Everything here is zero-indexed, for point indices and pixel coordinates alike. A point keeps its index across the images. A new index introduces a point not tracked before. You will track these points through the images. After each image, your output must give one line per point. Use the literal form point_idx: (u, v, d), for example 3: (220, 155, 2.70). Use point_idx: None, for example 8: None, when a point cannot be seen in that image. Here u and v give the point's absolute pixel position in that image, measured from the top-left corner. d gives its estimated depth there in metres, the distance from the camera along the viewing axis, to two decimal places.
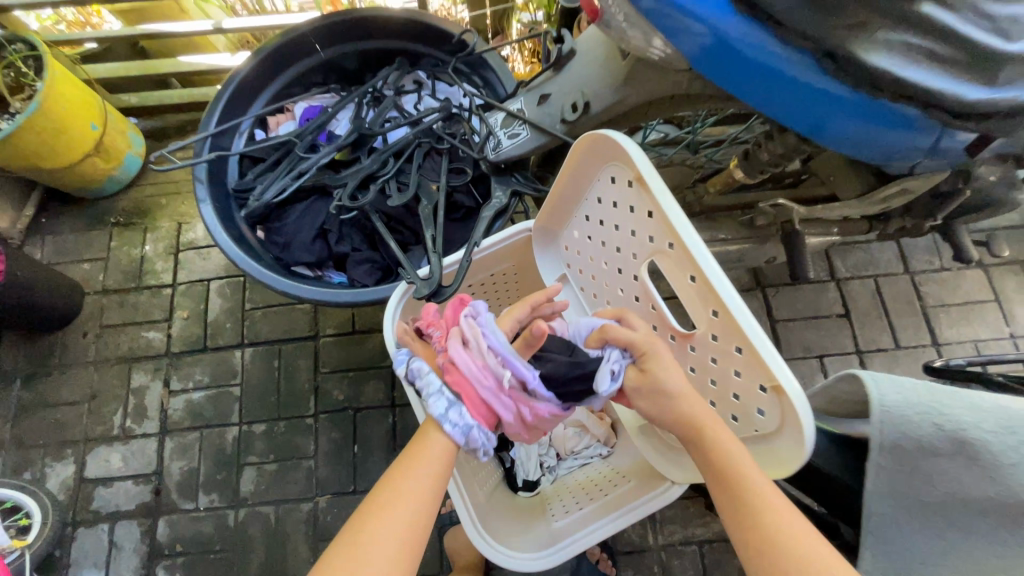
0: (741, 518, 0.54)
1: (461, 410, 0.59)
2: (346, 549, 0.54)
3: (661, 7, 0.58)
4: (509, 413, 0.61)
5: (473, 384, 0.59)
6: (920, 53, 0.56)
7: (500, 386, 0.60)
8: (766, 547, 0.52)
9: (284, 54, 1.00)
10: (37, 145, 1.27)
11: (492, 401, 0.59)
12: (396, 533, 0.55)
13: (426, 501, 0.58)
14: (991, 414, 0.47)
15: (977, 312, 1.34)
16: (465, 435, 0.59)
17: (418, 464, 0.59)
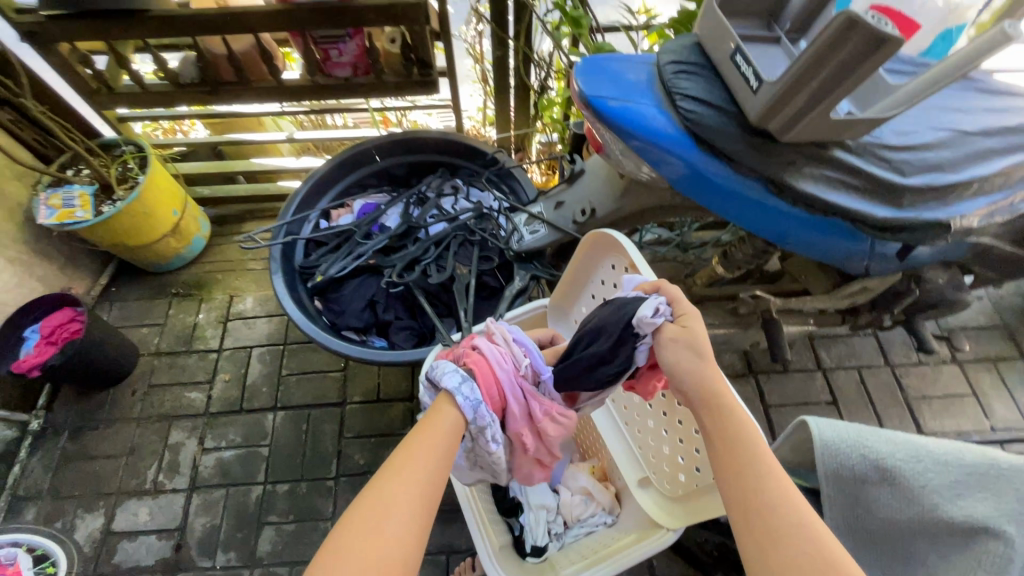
0: (744, 471, 0.56)
1: (473, 385, 0.66)
2: (364, 503, 0.55)
3: (648, 147, 0.79)
4: (519, 397, 0.70)
5: (495, 363, 0.69)
6: (841, 183, 0.76)
7: (517, 371, 0.71)
8: (759, 501, 0.54)
9: (350, 163, 1.25)
10: (127, 228, 1.48)
11: (508, 379, 0.69)
12: (410, 486, 0.56)
13: (440, 464, 0.59)
14: (906, 446, 0.56)
15: (957, 404, 1.43)
16: (474, 407, 0.64)
17: (436, 430, 0.61)
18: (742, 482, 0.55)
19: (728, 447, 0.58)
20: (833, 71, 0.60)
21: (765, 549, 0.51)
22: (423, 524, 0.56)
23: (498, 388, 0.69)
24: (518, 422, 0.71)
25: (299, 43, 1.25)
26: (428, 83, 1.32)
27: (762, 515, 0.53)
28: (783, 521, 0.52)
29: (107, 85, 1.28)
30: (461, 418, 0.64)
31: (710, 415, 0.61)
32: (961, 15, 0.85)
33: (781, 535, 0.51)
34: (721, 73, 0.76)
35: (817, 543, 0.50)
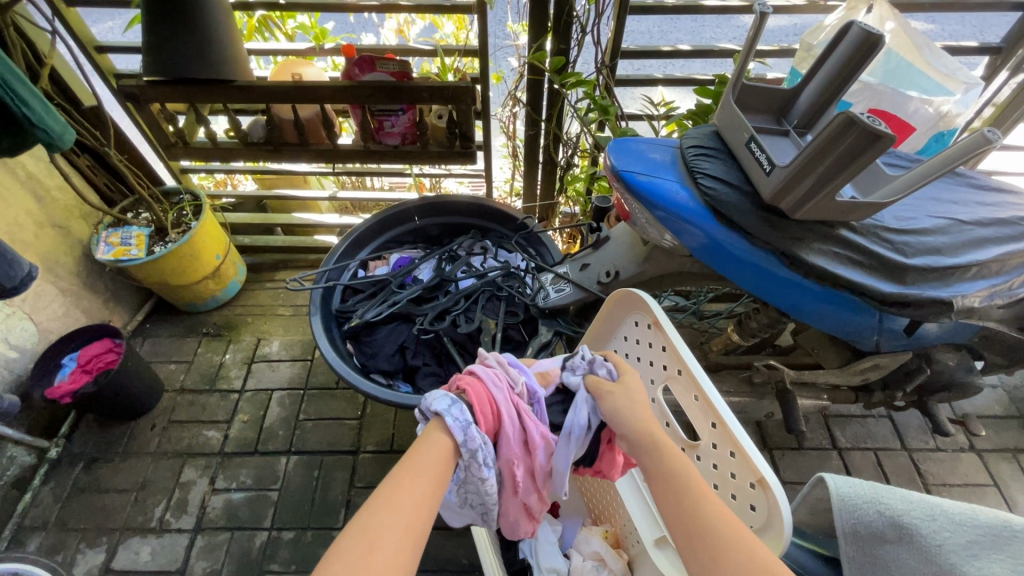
0: (683, 496, 0.58)
1: (462, 407, 0.67)
2: (354, 540, 0.52)
3: (671, 218, 0.88)
4: (513, 412, 0.71)
5: (489, 384, 0.72)
6: (846, 258, 0.83)
7: (510, 391, 0.73)
8: (695, 520, 0.56)
9: (391, 220, 1.37)
10: (174, 269, 1.57)
11: (502, 399, 0.71)
12: (401, 518, 0.55)
13: (427, 493, 0.59)
14: (921, 504, 0.59)
15: (979, 494, 1.40)
16: (464, 429, 0.65)
17: (420, 461, 0.62)
18: (677, 506, 0.58)
19: (661, 478, 0.62)
20: (832, 163, 0.68)
21: (710, 566, 0.52)
22: (415, 548, 0.54)
23: (492, 408, 0.70)
24: (512, 447, 0.71)
25: (357, 114, 1.41)
26: (467, 154, 1.46)
27: (698, 532, 0.55)
28: (720, 535, 0.54)
29: (184, 139, 1.44)
30: (450, 441, 0.65)
31: (647, 455, 0.65)
32: (949, 121, 1.03)
33: (717, 551, 0.53)
34: (737, 156, 0.86)
35: (751, 552, 0.52)
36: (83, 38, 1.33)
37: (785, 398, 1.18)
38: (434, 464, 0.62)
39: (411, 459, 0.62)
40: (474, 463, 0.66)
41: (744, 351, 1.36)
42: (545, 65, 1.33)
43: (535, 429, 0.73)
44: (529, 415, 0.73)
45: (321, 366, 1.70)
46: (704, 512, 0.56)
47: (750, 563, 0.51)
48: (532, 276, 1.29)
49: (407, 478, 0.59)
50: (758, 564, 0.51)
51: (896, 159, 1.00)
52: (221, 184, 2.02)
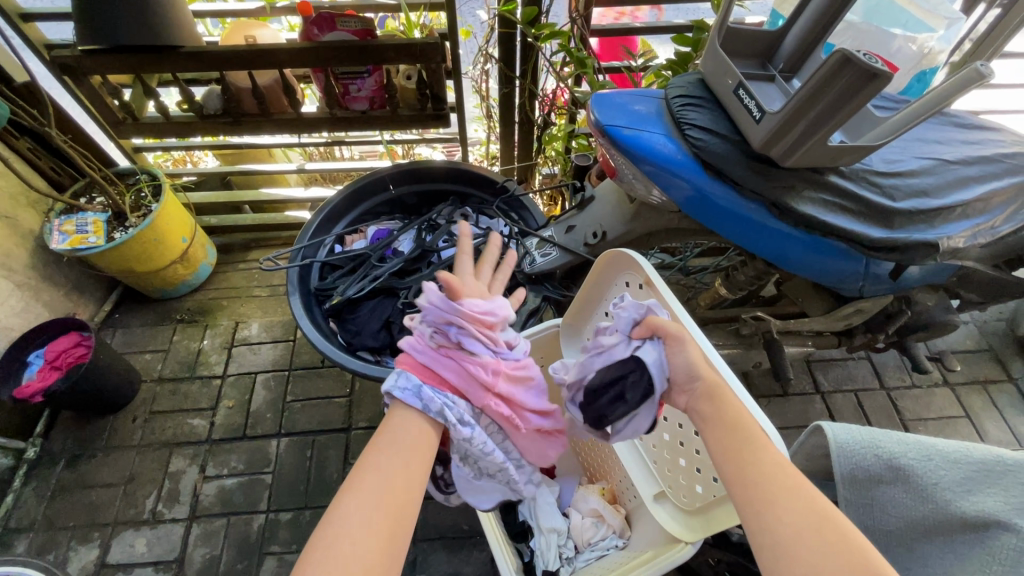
0: (737, 451, 0.58)
1: (406, 378, 0.67)
2: (336, 526, 0.52)
3: (659, 172, 0.85)
4: (450, 366, 0.69)
5: (412, 353, 0.69)
6: (836, 206, 0.82)
7: (438, 348, 0.70)
8: (751, 473, 0.56)
9: (365, 190, 1.32)
10: (137, 254, 1.48)
11: (431, 359, 0.69)
12: (376, 496, 0.55)
13: (401, 467, 0.59)
14: (916, 445, 0.60)
15: (952, 426, 1.46)
16: (417, 394, 0.65)
17: (389, 438, 0.61)
18: (739, 457, 0.58)
19: (723, 427, 0.61)
20: (826, 106, 0.66)
21: (762, 512, 0.53)
22: (397, 522, 0.55)
23: (431, 372, 0.69)
24: (470, 389, 0.69)
25: (320, 79, 1.33)
26: (440, 116, 1.40)
27: (756, 482, 0.55)
28: (779, 487, 0.54)
29: (132, 115, 1.35)
30: (413, 411, 0.64)
31: (706, 406, 0.63)
32: (932, 59, 0.99)
33: (778, 499, 0.53)
34: (725, 105, 0.83)
35: (811, 501, 0.52)
36: (6, 5, 1.20)
37: (772, 348, 1.20)
38: (408, 441, 0.61)
39: (380, 439, 0.61)
40: (450, 423, 0.66)
41: (730, 304, 1.37)
42: (516, 17, 1.25)
43: (477, 369, 0.70)
44: (463, 356, 0.69)
45: (305, 346, 1.65)
46: (767, 465, 0.56)
47: (810, 511, 0.51)
48: (515, 242, 1.27)
49: (379, 456, 0.59)
50: (817, 513, 0.51)
51: (884, 101, 0.98)
52: (180, 162, 1.91)
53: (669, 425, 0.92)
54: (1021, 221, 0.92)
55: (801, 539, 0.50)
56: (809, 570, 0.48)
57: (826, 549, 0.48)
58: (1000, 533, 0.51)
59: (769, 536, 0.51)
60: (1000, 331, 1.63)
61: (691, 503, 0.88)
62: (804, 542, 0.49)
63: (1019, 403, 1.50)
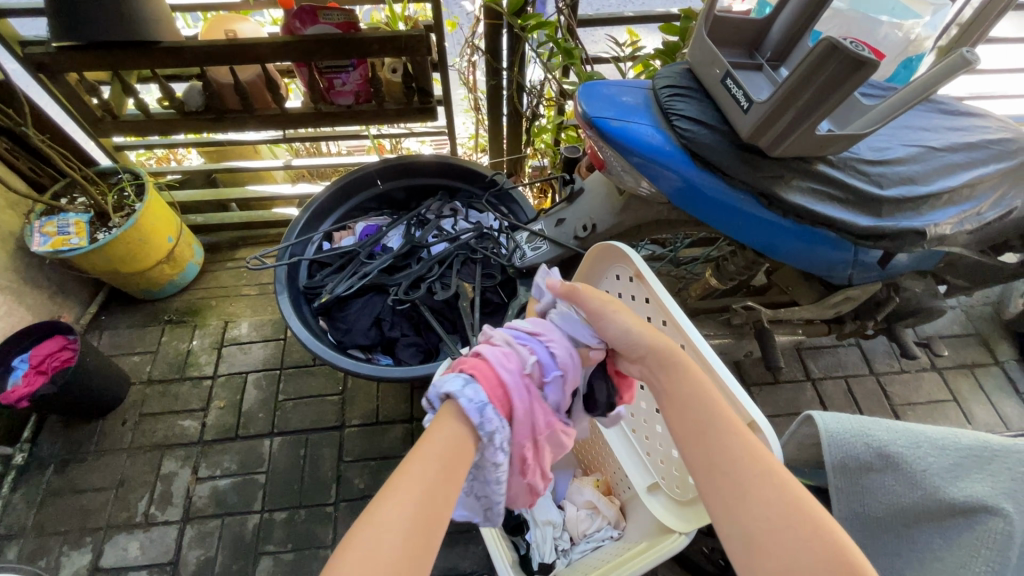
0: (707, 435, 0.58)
1: (476, 388, 0.62)
2: (360, 539, 0.50)
3: (647, 163, 0.85)
4: (525, 401, 0.66)
5: (496, 365, 0.66)
6: (824, 195, 0.82)
7: (521, 374, 0.67)
8: (718, 457, 0.56)
9: (352, 186, 1.30)
10: (122, 255, 1.45)
11: (513, 381, 0.65)
12: (407, 509, 0.52)
13: (437, 481, 0.55)
14: (905, 434, 0.60)
15: (940, 410, 1.48)
16: (480, 410, 0.60)
17: (429, 445, 0.58)
18: (707, 442, 0.58)
19: (689, 410, 0.61)
20: (814, 94, 0.66)
21: (727, 498, 0.53)
22: (427, 536, 0.52)
23: (503, 393, 0.64)
24: (523, 428, 0.66)
25: (304, 73, 1.30)
26: (427, 110, 1.38)
27: (728, 467, 0.55)
28: (748, 472, 0.53)
29: (111, 113, 1.32)
30: (467, 426, 0.60)
31: (672, 391, 0.64)
32: (918, 45, 0.99)
33: (749, 484, 0.53)
34: (713, 95, 0.82)
35: (783, 485, 0.52)
36: None
37: (763, 337, 1.20)
38: (448, 448, 0.58)
39: (420, 448, 0.58)
40: (491, 446, 0.61)
41: (722, 294, 1.38)
42: (502, 7, 1.23)
43: (541, 414, 0.68)
44: (538, 399, 0.68)
45: (296, 344, 1.64)
46: (736, 448, 0.56)
47: (783, 495, 0.51)
48: (506, 236, 1.26)
49: (416, 466, 0.56)
50: (790, 497, 0.51)
51: (871, 89, 0.98)
52: (163, 160, 1.88)
53: (662, 417, 0.92)
54: (1006, 207, 0.93)
55: (775, 525, 0.49)
56: (780, 557, 0.48)
57: (799, 536, 0.48)
58: (988, 517, 0.52)
59: (742, 524, 0.51)
60: (987, 315, 1.65)
61: (684, 495, 0.88)
62: (779, 530, 0.49)
63: (1005, 386, 1.52)
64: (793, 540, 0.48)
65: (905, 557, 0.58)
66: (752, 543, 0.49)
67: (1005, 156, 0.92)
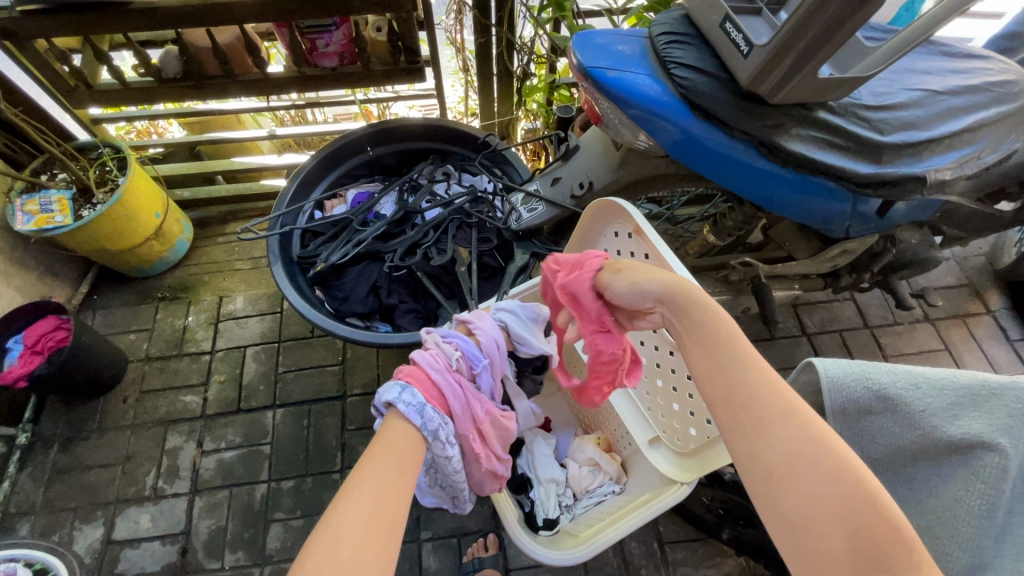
0: (729, 372, 0.59)
1: (412, 392, 0.72)
2: (338, 523, 0.55)
3: (646, 115, 0.83)
4: (454, 396, 0.77)
5: (426, 367, 0.77)
6: (825, 142, 0.81)
7: (449, 372, 0.79)
8: (740, 396, 0.57)
9: (341, 152, 1.27)
10: (108, 231, 1.42)
11: (442, 379, 0.77)
12: (373, 499, 0.59)
13: (395, 476, 0.63)
14: (906, 374, 0.61)
15: (931, 359, 1.51)
16: (420, 412, 0.71)
17: (380, 448, 0.66)
18: (729, 379, 0.59)
19: (711, 348, 0.62)
20: (817, 34, 0.66)
21: (748, 435, 0.55)
22: (395, 526, 0.58)
23: (437, 390, 0.76)
24: (464, 422, 0.78)
25: (284, 34, 1.25)
26: (415, 70, 1.33)
27: (744, 403, 0.56)
28: (767, 407, 0.55)
29: (85, 81, 1.28)
30: (410, 425, 0.70)
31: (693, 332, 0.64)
32: None
33: (769, 434, 0.53)
34: (711, 41, 0.80)
35: (802, 421, 0.53)
36: None
37: (761, 293, 1.20)
38: (399, 450, 0.66)
39: (375, 448, 0.66)
40: (438, 442, 0.73)
41: (719, 251, 1.37)
42: None
43: (478, 407, 0.80)
44: (469, 390, 0.80)
45: (293, 317, 1.63)
46: (763, 399, 0.56)
47: (806, 444, 0.52)
48: (500, 198, 1.24)
49: (375, 463, 0.63)
50: (809, 430, 0.53)
51: (873, 31, 0.92)
52: (144, 133, 1.82)
53: (663, 372, 0.94)
54: (1005, 150, 0.92)
55: (795, 463, 0.51)
56: (803, 492, 0.50)
57: (820, 470, 0.50)
58: (984, 453, 0.53)
59: (758, 465, 0.53)
60: (980, 265, 1.65)
61: (686, 446, 0.91)
62: (799, 470, 0.51)
63: (996, 334, 1.55)
64: (826, 502, 0.48)
65: (903, 493, 0.60)
66: (768, 475, 0.52)
67: (1006, 99, 0.91)
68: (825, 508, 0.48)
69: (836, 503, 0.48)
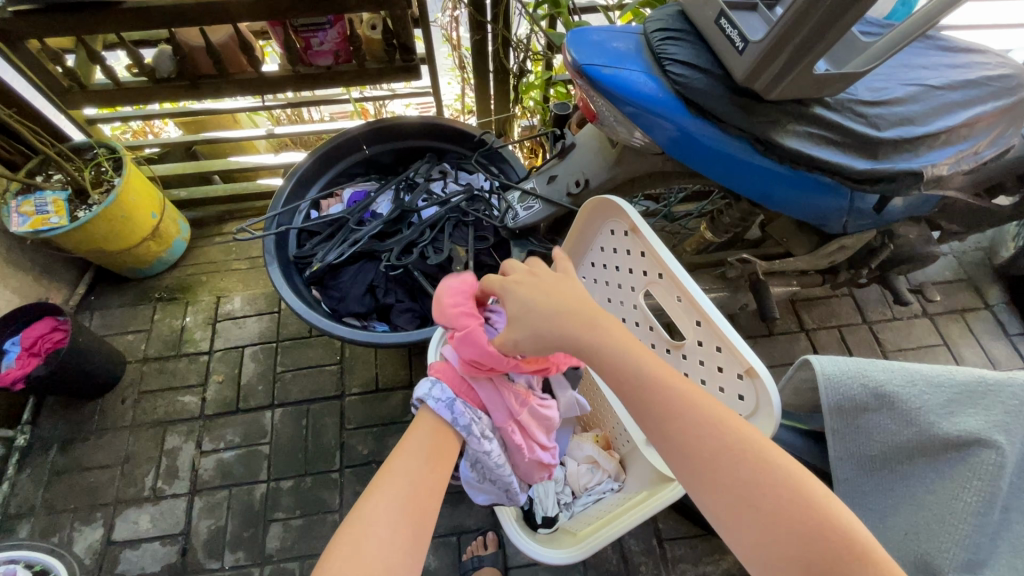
0: (668, 411, 0.57)
1: (442, 388, 0.74)
2: (366, 519, 0.56)
3: (641, 112, 0.82)
4: (484, 389, 0.78)
5: (454, 364, 0.80)
6: (822, 139, 0.81)
7: (478, 366, 0.80)
8: (685, 438, 0.55)
9: (337, 151, 1.26)
10: (104, 232, 1.41)
11: (469, 375, 0.78)
12: (404, 493, 0.60)
13: (426, 470, 0.64)
14: (901, 372, 0.61)
15: (929, 354, 1.51)
16: (450, 406, 0.72)
17: (410, 444, 0.67)
18: (670, 420, 0.57)
19: (643, 387, 0.59)
20: (813, 30, 0.65)
21: (703, 476, 0.53)
22: (423, 523, 0.59)
23: (465, 386, 0.78)
24: (499, 414, 0.79)
25: (279, 33, 1.24)
26: (410, 68, 1.33)
27: (691, 446, 0.55)
28: (714, 446, 0.54)
29: (78, 82, 1.27)
30: (442, 419, 0.71)
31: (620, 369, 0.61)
32: None
33: (724, 474, 0.52)
34: (707, 37, 0.79)
35: (748, 456, 0.53)
36: None
37: (758, 289, 1.20)
38: (428, 446, 0.67)
39: (405, 443, 0.67)
40: (472, 436, 0.74)
41: (717, 248, 1.37)
42: None
43: (508, 398, 0.80)
44: (501, 382, 0.80)
45: (291, 316, 1.63)
46: (695, 427, 0.55)
47: (760, 479, 0.51)
48: (497, 196, 1.24)
49: (405, 458, 0.64)
50: (756, 462, 0.52)
51: (867, 27, 0.92)
52: (140, 133, 1.82)
53: None
54: (1003, 145, 0.91)
55: (753, 500, 0.51)
56: (766, 528, 0.50)
57: (778, 500, 0.50)
58: (981, 450, 0.53)
59: (720, 505, 0.52)
60: (978, 260, 1.65)
61: None
62: (759, 505, 0.50)
63: (994, 329, 1.55)
64: (781, 525, 0.49)
65: (899, 490, 0.60)
66: (730, 514, 0.52)
67: (1004, 93, 0.90)
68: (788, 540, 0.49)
69: (798, 533, 0.49)
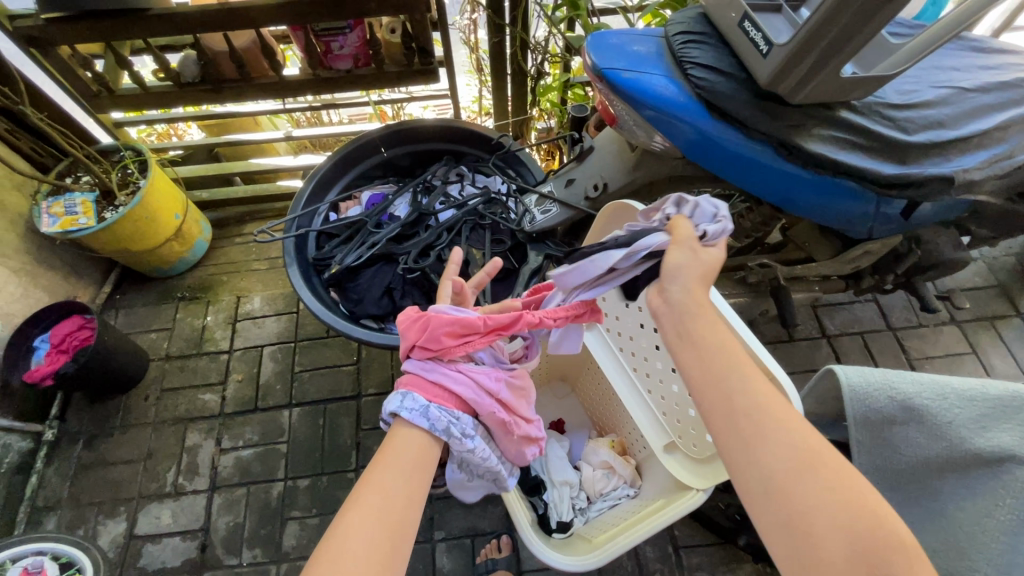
0: (723, 378, 0.56)
1: (414, 396, 0.70)
2: (343, 533, 0.57)
3: (660, 116, 0.81)
4: (456, 382, 0.73)
5: (420, 370, 0.72)
6: (848, 142, 0.79)
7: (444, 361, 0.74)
8: (736, 404, 0.54)
9: (355, 154, 1.27)
10: (130, 232, 1.44)
11: (438, 375, 0.72)
12: (376, 511, 0.60)
13: (404, 484, 0.63)
14: (930, 385, 0.59)
15: (957, 363, 1.47)
16: (425, 414, 0.69)
17: (388, 456, 0.66)
18: (720, 386, 0.55)
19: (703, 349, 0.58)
20: (840, 33, 0.64)
21: (745, 440, 0.52)
22: (396, 540, 0.59)
23: (438, 387, 0.72)
24: (479, 403, 0.74)
25: (300, 37, 1.26)
26: (429, 71, 1.33)
27: (741, 409, 0.54)
28: (763, 416, 0.53)
29: (107, 87, 1.30)
30: (417, 431, 0.68)
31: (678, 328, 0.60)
32: None
33: (770, 445, 0.51)
34: (729, 40, 0.78)
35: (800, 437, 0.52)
36: None
37: (778, 295, 1.19)
38: (407, 458, 0.66)
39: (382, 455, 0.66)
40: (454, 438, 0.71)
41: (736, 253, 1.34)
42: None
43: (484, 379, 0.76)
44: (472, 371, 0.75)
45: (309, 317, 1.65)
46: (751, 393, 0.54)
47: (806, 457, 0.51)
48: (514, 200, 1.24)
49: (382, 471, 0.64)
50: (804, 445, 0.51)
51: (899, 27, 0.91)
52: (164, 135, 1.86)
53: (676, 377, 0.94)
54: None
55: (797, 476, 0.50)
56: (803, 505, 0.49)
57: (821, 483, 0.49)
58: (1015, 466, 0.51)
59: (760, 472, 0.51)
60: (1010, 266, 1.60)
61: (703, 453, 0.89)
62: (801, 480, 0.50)
63: None
64: (821, 504, 0.48)
65: (928, 505, 0.59)
66: (768, 483, 0.50)
67: None
68: (825, 519, 0.48)
69: (839, 515, 0.48)
